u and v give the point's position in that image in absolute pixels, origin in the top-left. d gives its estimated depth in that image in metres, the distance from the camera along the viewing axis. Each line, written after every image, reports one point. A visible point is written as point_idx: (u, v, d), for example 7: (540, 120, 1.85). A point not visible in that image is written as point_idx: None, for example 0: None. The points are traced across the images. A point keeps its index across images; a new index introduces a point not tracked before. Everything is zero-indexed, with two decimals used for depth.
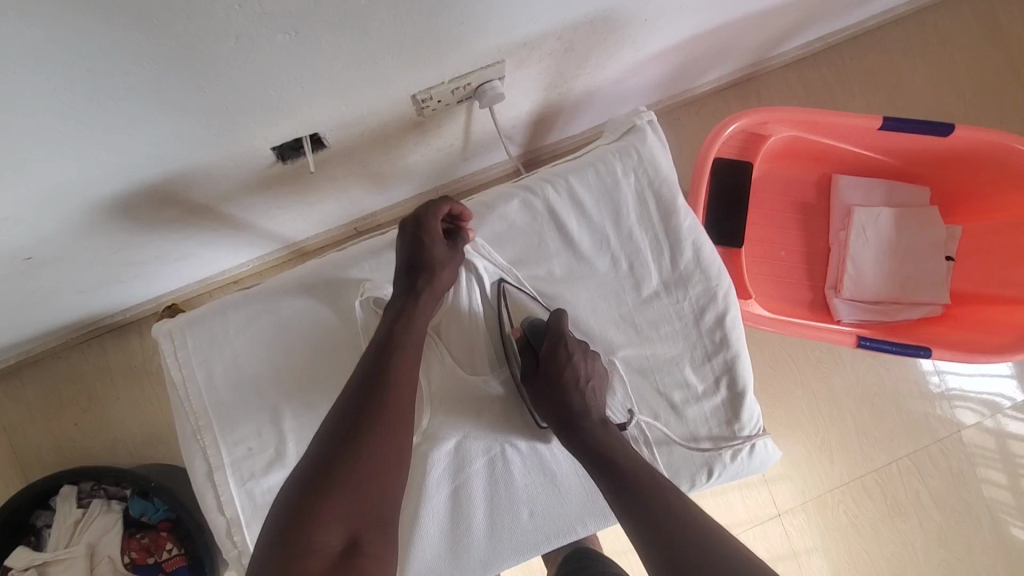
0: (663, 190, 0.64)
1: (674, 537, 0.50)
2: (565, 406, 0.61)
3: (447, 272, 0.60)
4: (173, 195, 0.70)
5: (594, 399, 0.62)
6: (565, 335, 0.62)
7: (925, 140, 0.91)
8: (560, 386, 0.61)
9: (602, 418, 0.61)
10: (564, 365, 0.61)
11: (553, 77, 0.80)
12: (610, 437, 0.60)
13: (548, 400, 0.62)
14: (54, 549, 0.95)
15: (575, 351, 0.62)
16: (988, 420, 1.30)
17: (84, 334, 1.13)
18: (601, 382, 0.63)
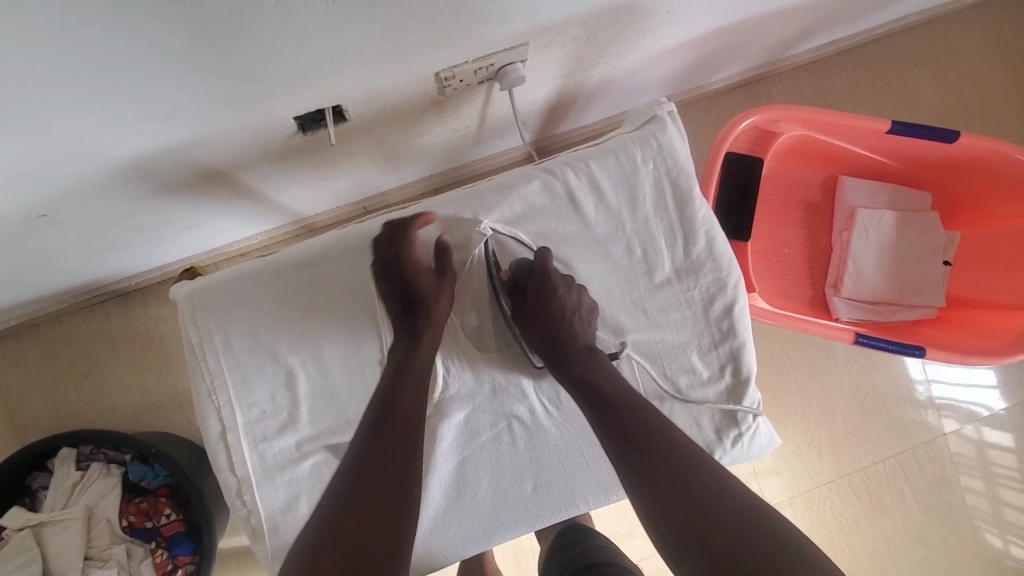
0: (680, 179, 0.65)
1: (664, 466, 0.51)
2: (553, 340, 0.62)
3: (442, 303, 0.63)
4: (193, 160, 0.71)
5: (582, 331, 0.63)
6: (550, 270, 0.63)
7: (932, 147, 0.93)
8: (547, 321, 0.63)
9: (589, 349, 0.63)
10: (551, 300, 0.62)
11: (572, 65, 0.81)
12: (596, 367, 0.61)
13: (539, 336, 0.63)
14: (51, 510, 0.95)
15: (560, 285, 0.63)
16: (967, 427, 1.33)
17: (88, 298, 1.12)
18: (587, 314, 0.64)
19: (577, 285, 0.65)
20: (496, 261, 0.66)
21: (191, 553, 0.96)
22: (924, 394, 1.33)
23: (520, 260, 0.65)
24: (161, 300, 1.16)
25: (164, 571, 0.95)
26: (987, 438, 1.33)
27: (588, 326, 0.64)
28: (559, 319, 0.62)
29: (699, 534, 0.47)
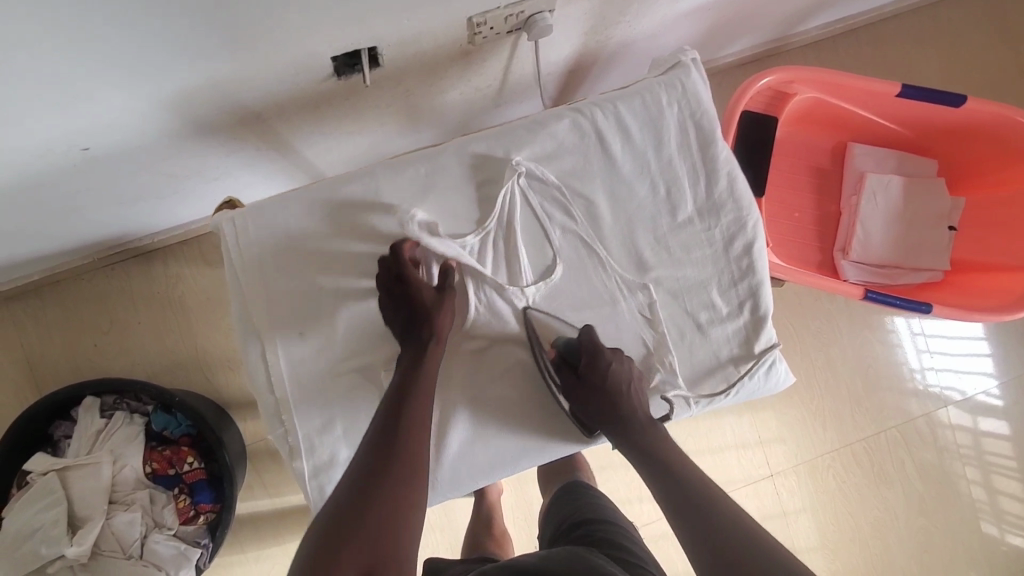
0: (704, 121, 0.67)
1: (718, 538, 0.52)
2: (607, 415, 0.65)
3: (444, 317, 0.64)
4: (231, 101, 0.73)
5: (639, 406, 0.65)
6: (598, 346, 0.65)
7: (938, 113, 0.97)
8: (599, 392, 0.65)
9: (646, 419, 0.65)
10: (603, 377, 0.65)
11: (596, 21, 0.84)
12: (652, 440, 0.63)
13: (591, 410, 0.65)
14: (75, 456, 0.96)
15: (613, 362, 0.65)
16: (958, 415, 1.36)
17: (110, 256, 1.14)
18: (641, 387, 0.66)
19: (625, 355, 0.67)
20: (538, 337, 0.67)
21: (212, 501, 0.98)
22: (919, 382, 1.35)
23: (563, 338, 0.67)
24: (182, 259, 1.17)
25: (185, 516, 0.97)
26: (980, 426, 1.36)
27: (639, 395, 0.66)
28: (610, 392, 0.64)
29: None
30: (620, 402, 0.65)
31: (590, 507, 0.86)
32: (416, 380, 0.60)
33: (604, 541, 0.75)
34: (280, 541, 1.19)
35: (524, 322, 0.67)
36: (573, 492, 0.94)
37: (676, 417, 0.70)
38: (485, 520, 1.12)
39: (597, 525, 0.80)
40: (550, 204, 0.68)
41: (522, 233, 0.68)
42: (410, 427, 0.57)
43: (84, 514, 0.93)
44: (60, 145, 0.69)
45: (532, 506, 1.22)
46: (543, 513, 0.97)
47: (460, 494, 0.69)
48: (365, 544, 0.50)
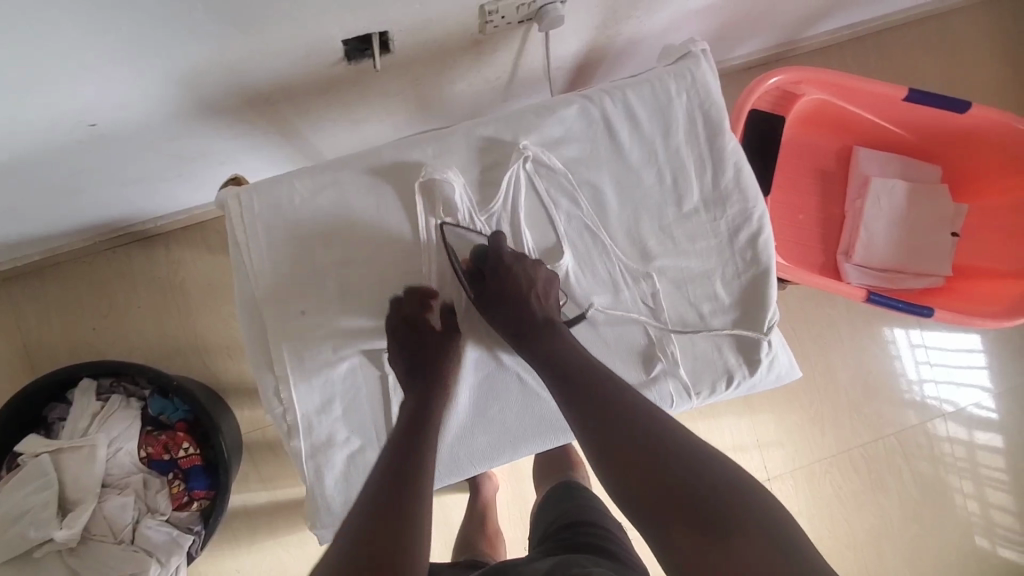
0: (712, 112, 0.68)
1: (614, 434, 0.54)
2: (515, 321, 0.64)
3: (454, 354, 0.65)
4: (240, 82, 0.72)
5: (541, 307, 0.64)
6: (503, 252, 0.65)
7: (943, 117, 0.97)
8: (507, 300, 0.64)
9: (548, 321, 0.64)
10: (508, 284, 0.64)
11: (606, 15, 0.84)
12: (555, 340, 0.63)
13: (501, 320, 0.64)
14: (69, 438, 0.95)
15: (514, 265, 0.64)
16: (954, 428, 1.36)
17: (113, 239, 1.14)
18: (546, 288, 0.65)
19: (533, 261, 0.66)
20: (454, 253, 0.65)
21: (206, 488, 0.98)
22: (916, 395, 1.35)
23: (476, 248, 0.65)
24: (183, 245, 1.17)
25: (179, 502, 0.97)
26: (976, 439, 1.36)
27: (547, 298, 0.65)
28: (518, 298, 0.64)
29: (664, 495, 0.50)
30: (523, 306, 0.64)
31: (583, 509, 0.85)
32: (431, 407, 0.61)
33: (593, 547, 0.74)
34: (272, 531, 1.18)
35: (441, 241, 0.65)
36: (567, 491, 0.92)
37: (678, 409, 0.69)
38: (481, 515, 1.11)
39: (588, 530, 0.79)
40: (555, 189, 0.68)
41: (527, 219, 0.68)
42: (420, 450, 0.56)
43: (76, 497, 0.92)
44: (67, 119, 0.69)
45: (527, 503, 1.21)
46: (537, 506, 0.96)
47: (459, 480, 0.68)
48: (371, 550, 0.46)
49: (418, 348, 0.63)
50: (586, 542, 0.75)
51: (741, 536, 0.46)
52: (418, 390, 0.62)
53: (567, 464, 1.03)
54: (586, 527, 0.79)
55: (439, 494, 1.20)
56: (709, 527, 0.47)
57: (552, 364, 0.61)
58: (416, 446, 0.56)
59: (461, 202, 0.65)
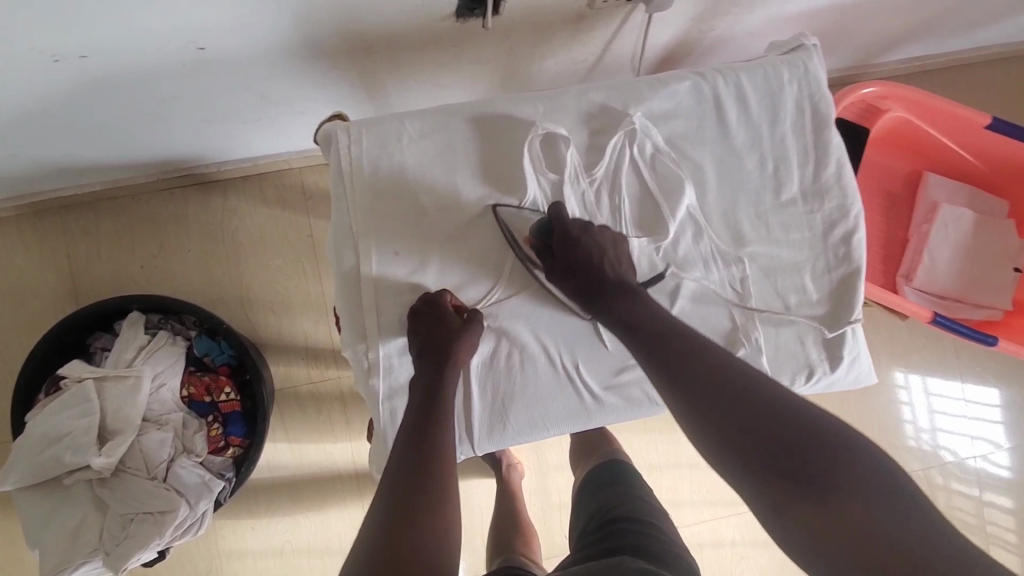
0: (821, 104, 0.68)
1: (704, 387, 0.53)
2: (587, 285, 0.64)
3: (471, 346, 0.62)
4: (350, 24, 0.72)
5: (615, 269, 0.64)
6: (568, 225, 0.64)
7: (1021, 150, 0.97)
8: (578, 267, 0.63)
9: (622, 284, 0.63)
10: (579, 249, 0.63)
11: (708, 7, 0.85)
12: (631, 303, 0.62)
13: (573, 286, 0.64)
14: (114, 367, 0.93)
15: (582, 236, 0.63)
16: (965, 482, 1.34)
17: (173, 179, 1.14)
18: (616, 253, 0.65)
19: (599, 228, 0.65)
20: (513, 237, 0.65)
21: (242, 436, 0.97)
22: (927, 443, 1.34)
23: (537, 224, 0.64)
24: (240, 195, 1.17)
25: (215, 446, 0.96)
26: (982, 497, 1.34)
27: (619, 263, 0.64)
28: (589, 267, 0.63)
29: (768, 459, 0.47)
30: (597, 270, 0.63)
31: (626, 500, 0.81)
32: (439, 401, 0.59)
33: (630, 544, 0.70)
34: (292, 493, 1.16)
35: (498, 224, 0.65)
36: (612, 478, 0.89)
37: None
38: (510, 501, 1.09)
39: (629, 522, 0.75)
40: (657, 163, 0.67)
41: (627, 187, 0.67)
42: (424, 448, 0.55)
43: (116, 427, 0.90)
44: (177, 40, 0.69)
45: (552, 496, 1.19)
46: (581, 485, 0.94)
47: (527, 443, 0.67)
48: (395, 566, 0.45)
49: (437, 343, 0.59)
50: (624, 538, 0.71)
51: (847, 503, 0.44)
52: (426, 383, 0.60)
53: (604, 443, 1.01)
54: (626, 520, 0.75)
55: (465, 476, 1.18)
56: (808, 490, 0.45)
57: (630, 323, 0.61)
58: (426, 448, 0.55)
59: (570, 162, 0.65)
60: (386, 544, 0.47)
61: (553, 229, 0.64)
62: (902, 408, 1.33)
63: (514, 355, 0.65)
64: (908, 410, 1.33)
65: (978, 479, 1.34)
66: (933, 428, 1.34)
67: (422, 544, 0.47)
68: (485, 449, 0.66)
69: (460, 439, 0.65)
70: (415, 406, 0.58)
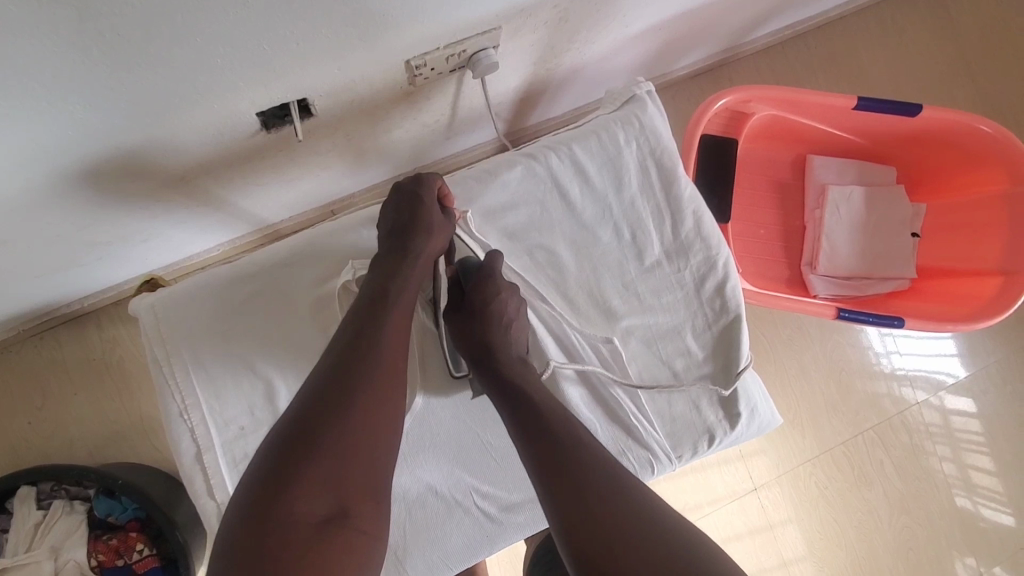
0: (664, 158, 0.65)
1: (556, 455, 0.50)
2: (478, 343, 0.60)
3: (440, 236, 0.61)
4: (150, 165, 0.66)
5: (507, 340, 0.60)
6: (490, 275, 0.62)
7: (894, 122, 0.96)
8: (479, 321, 0.60)
9: (518, 356, 0.60)
10: (487, 301, 0.60)
11: (544, 51, 0.79)
12: (518, 369, 0.58)
13: (465, 335, 0.61)
14: (13, 555, 0.89)
15: (493, 288, 0.61)
16: (931, 396, 1.32)
17: (37, 325, 1.05)
18: (519, 327, 0.61)
19: (512, 291, 0.62)
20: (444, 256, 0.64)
21: None
22: (886, 366, 1.32)
23: (466, 259, 0.64)
24: (117, 322, 1.08)
25: None
26: (947, 405, 1.33)
27: (518, 330, 0.61)
28: (488, 322, 0.60)
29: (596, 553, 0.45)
30: (491, 334, 0.60)
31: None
32: (399, 291, 0.58)
33: None
34: None
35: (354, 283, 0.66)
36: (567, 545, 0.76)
37: (658, 475, 0.66)
38: None
39: None
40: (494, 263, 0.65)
41: None
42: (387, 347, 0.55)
43: None
44: None
45: None
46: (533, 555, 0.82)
47: None
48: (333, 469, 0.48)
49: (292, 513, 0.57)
50: None
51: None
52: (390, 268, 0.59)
53: None
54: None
55: None
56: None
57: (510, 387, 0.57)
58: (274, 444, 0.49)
59: None
60: (326, 444, 0.49)
61: (478, 272, 0.63)
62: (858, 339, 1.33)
63: (399, 501, 0.63)
64: (865, 339, 1.33)
65: (943, 389, 1.32)
66: (888, 351, 1.33)
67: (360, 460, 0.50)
68: None
69: None
70: (373, 287, 0.58)
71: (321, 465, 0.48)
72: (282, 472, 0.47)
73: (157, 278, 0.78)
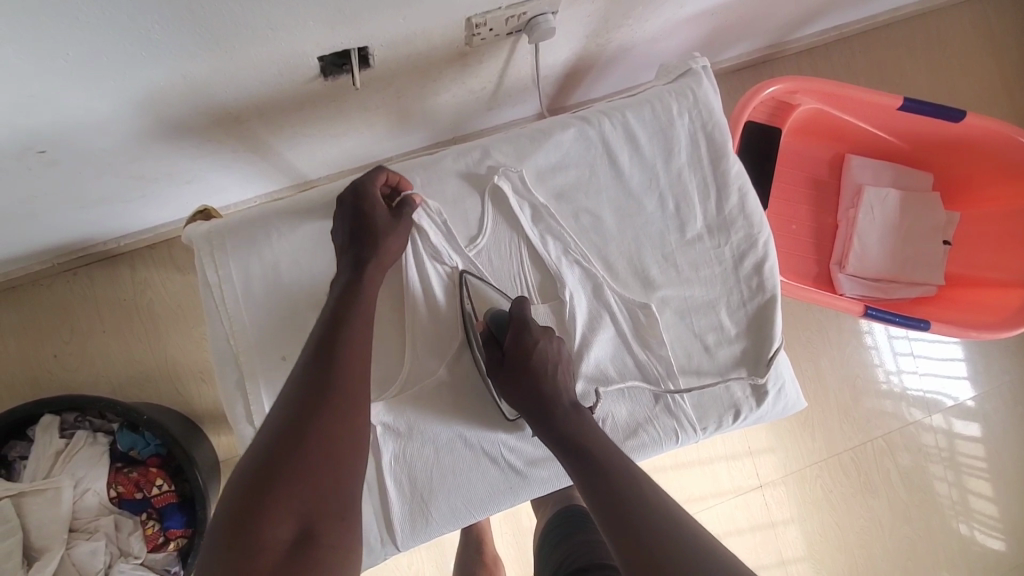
0: (715, 132, 0.67)
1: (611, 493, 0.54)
2: (530, 400, 0.63)
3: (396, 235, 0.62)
4: (209, 102, 0.67)
5: (561, 389, 0.63)
6: (525, 320, 0.64)
7: (937, 126, 0.96)
8: (527, 376, 0.63)
9: (573, 404, 0.63)
10: (532, 354, 0.63)
11: (599, 23, 0.79)
12: (575, 423, 0.61)
13: (517, 394, 0.64)
14: (32, 480, 0.89)
15: (535, 339, 0.64)
16: (934, 418, 1.32)
17: (72, 260, 1.06)
18: (565, 373, 0.64)
19: (554, 339, 0.65)
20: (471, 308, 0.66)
21: (183, 526, 0.92)
22: (891, 385, 1.32)
23: (495, 310, 0.66)
24: (149, 264, 1.10)
25: (155, 543, 0.91)
26: (954, 428, 1.33)
27: (568, 378, 0.64)
28: (539, 377, 0.63)
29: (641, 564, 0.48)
30: (542, 385, 0.63)
31: (588, 549, 0.68)
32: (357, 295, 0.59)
33: None
34: None
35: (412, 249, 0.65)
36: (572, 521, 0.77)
37: (681, 445, 0.68)
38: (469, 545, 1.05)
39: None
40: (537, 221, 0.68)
41: (531, 255, 0.68)
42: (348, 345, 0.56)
43: (41, 545, 0.87)
44: (17, 143, 0.64)
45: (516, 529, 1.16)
46: (540, 537, 0.82)
47: (458, 528, 0.67)
48: (299, 502, 0.49)
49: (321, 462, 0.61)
50: None
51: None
52: (347, 282, 0.60)
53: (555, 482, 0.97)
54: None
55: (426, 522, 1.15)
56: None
57: (566, 437, 0.60)
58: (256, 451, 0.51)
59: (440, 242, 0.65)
60: (305, 447, 0.51)
61: (507, 322, 0.65)
62: (869, 354, 1.32)
63: (429, 445, 0.65)
64: (875, 356, 1.32)
65: (948, 411, 1.32)
66: (896, 370, 1.33)
67: (332, 483, 0.51)
68: (411, 544, 0.66)
69: (382, 540, 0.65)
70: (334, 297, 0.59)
71: (302, 462, 0.50)
72: (263, 474, 0.49)
73: (209, 209, 0.79)
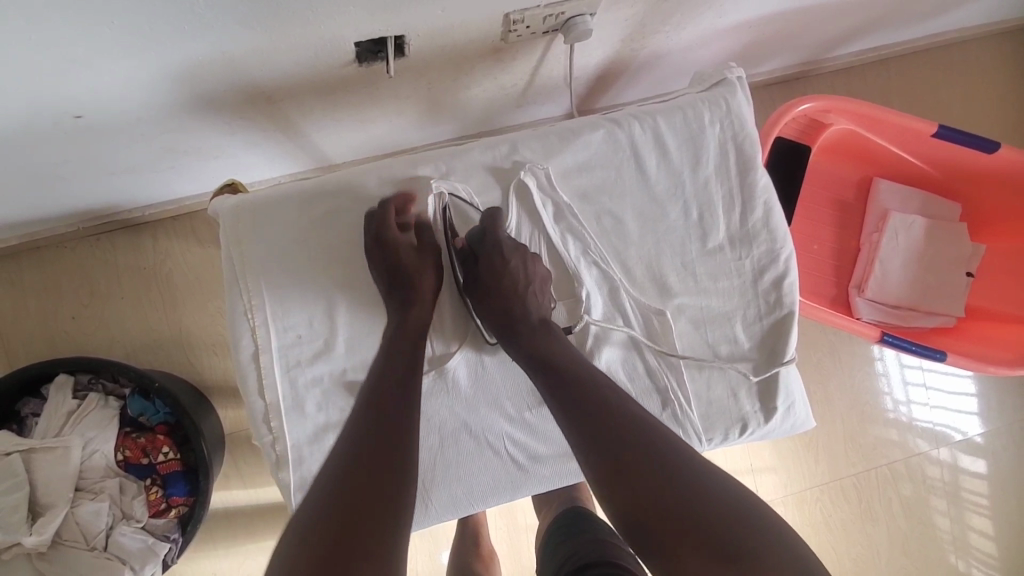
0: (745, 144, 0.67)
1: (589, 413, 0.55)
2: (504, 317, 0.64)
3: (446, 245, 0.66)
4: (244, 79, 0.68)
5: (533, 304, 0.64)
6: (500, 239, 0.65)
7: (969, 156, 0.95)
8: (499, 291, 0.64)
9: (542, 320, 0.64)
10: (503, 270, 0.64)
11: (635, 28, 0.79)
12: (545, 339, 0.62)
13: (490, 309, 0.65)
14: (42, 437, 0.91)
15: (510, 256, 0.65)
16: (940, 450, 1.30)
17: (97, 225, 1.08)
18: (536, 288, 0.65)
19: (532, 257, 0.66)
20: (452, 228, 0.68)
21: (185, 495, 0.93)
22: (900, 414, 1.30)
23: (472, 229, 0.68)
24: (171, 235, 1.11)
25: (156, 509, 0.93)
26: (960, 462, 1.31)
27: (542, 297, 0.65)
28: (513, 291, 0.64)
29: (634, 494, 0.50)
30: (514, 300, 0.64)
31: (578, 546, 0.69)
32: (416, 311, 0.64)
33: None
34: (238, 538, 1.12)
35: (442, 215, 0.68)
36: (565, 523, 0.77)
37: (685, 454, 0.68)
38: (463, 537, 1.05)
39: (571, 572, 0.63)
40: (558, 220, 0.68)
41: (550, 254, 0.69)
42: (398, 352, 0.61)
43: (45, 501, 0.88)
44: (56, 106, 0.65)
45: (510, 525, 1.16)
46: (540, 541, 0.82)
47: (456, 518, 0.68)
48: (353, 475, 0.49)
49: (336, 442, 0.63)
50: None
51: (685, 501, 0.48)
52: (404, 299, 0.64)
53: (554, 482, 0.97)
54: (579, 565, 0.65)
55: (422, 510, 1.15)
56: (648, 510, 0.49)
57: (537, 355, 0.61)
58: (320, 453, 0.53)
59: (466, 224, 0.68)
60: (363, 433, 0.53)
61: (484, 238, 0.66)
62: (879, 381, 1.30)
63: (435, 432, 0.66)
64: (884, 384, 1.30)
65: (954, 445, 1.30)
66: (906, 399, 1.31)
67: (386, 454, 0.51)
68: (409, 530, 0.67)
69: None
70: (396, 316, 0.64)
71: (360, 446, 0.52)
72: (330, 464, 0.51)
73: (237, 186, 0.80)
